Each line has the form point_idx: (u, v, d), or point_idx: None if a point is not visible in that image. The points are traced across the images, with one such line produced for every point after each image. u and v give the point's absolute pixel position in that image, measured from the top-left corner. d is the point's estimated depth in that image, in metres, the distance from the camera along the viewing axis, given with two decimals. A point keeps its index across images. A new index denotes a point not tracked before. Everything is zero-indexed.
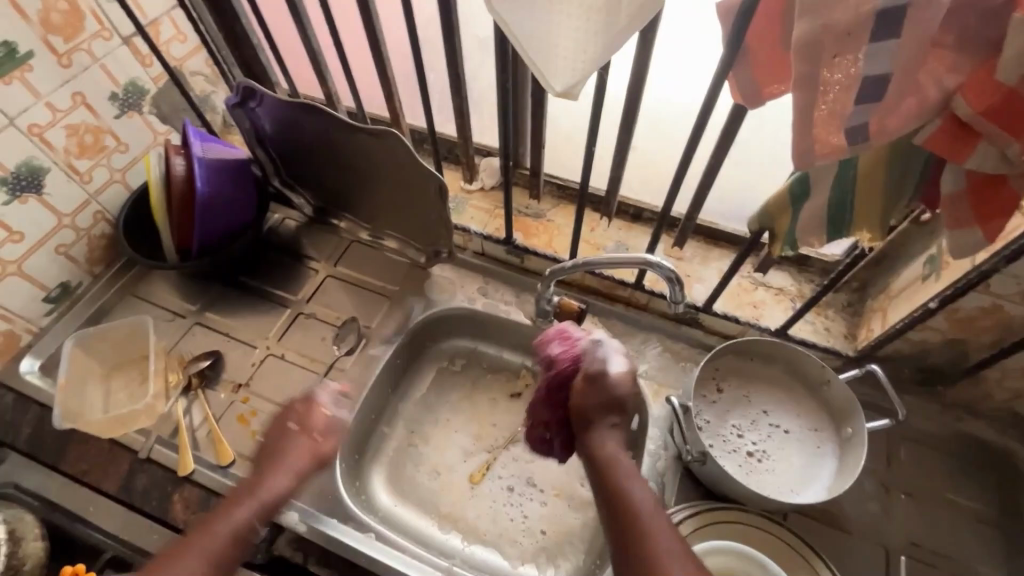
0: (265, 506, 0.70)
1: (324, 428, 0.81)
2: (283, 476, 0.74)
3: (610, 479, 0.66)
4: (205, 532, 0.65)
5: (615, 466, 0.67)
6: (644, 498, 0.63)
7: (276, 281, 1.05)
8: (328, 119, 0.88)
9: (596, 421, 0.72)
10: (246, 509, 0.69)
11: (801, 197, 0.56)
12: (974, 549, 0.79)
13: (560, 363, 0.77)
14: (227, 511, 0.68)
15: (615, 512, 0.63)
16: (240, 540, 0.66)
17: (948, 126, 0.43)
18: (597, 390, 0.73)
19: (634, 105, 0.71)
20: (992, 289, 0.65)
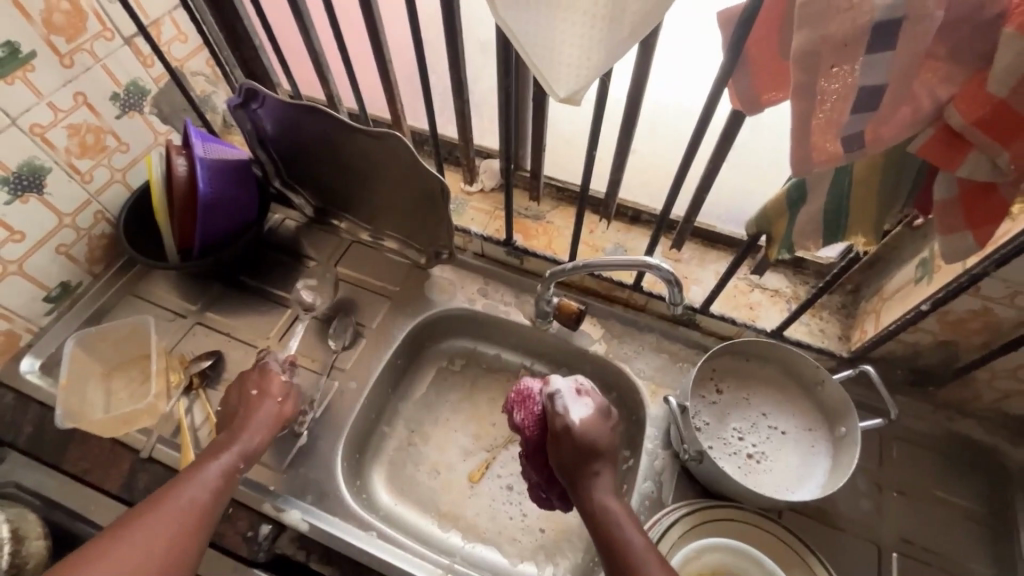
0: (245, 454, 0.77)
1: (282, 392, 0.85)
2: (253, 431, 0.79)
3: (604, 527, 0.66)
4: (193, 478, 0.71)
5: (607, 513, 0.67)
6: (640, 542, 0.64)
7: (277, 282, 1.06)
8: (330, 121, 0.89)
9: (577, 473, 0.72)
10: (223, 458, 0.75)
11: (797, 203, 0.58)
12: (964, 545, 0.81)
13: (526, 428, 0.81)
14: (205, 461, 0.74)
15: (613, 561, 0.64)
16: (223, 481, 0.73)
17: (941, 135, 0.44)
18: (568, 443, 0.73)
19: (634, 109, 0.72)
20: (982, 292, 0.67)
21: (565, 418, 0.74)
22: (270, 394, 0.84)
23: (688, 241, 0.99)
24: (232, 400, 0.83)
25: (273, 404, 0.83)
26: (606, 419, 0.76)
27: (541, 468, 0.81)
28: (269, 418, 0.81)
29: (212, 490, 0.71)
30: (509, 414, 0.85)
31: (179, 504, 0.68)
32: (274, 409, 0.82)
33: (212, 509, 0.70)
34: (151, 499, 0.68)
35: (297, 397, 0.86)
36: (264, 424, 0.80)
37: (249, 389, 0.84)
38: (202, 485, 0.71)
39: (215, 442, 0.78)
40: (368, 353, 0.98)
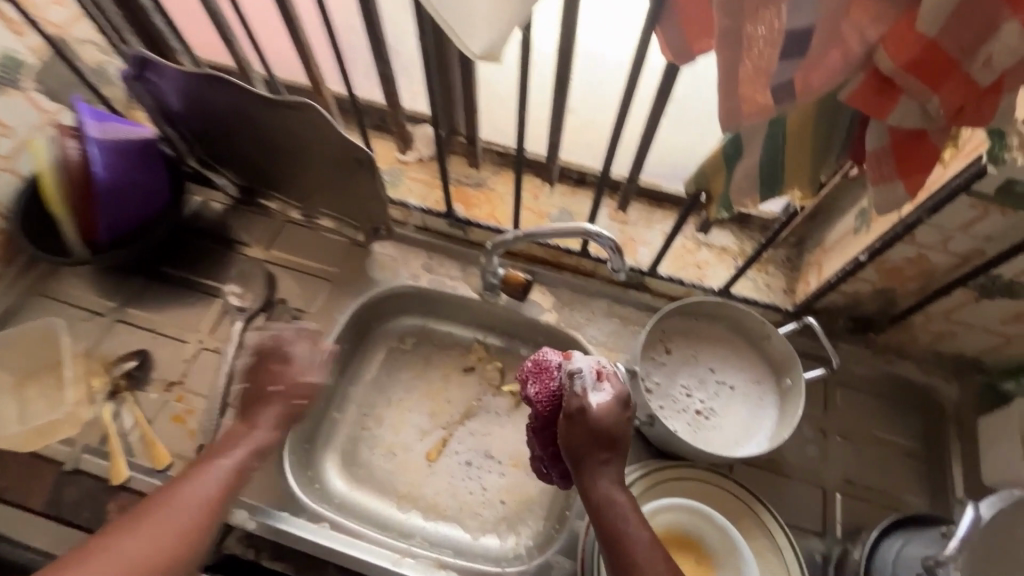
0: (259, 451, 0.70)
1: (307, 390, 0.76)
2: (263, 429, 0.71)
3: (607, 520, 0.61)
4: (190, 480, 0.64)
5: (611, 506, 0.61)
6: (645, 541, 0.59)
7: (202, 269, 0.98)
8: (240, 92, 0.81)
9: (583, 461, 0.64)
10: (227, 459, 0.67)
11: (735, 158, 0.56)
12: (903, 481, 0.84)
13: (538, 402, 0.71)
14: (205, 464, 0.66)
15: (613, 556, 0.60)
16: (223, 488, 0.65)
17: (872, 81, 0.41)
18: (582, 428, 0.64)
19: (565, 63, 0.67)
20: (917, 240, 0.67)
21: (583, 401, 0.65)
22: (286, 393, 0.74)
23: (635, 202, 0.96)
24: (255, 391, 0.74)
25: (290, 400, 0.74)
26: (627, 408, 0.66)
27: (546, 445, 0.73)
28: (280, 420, 0.73)
29: (211, 497, 0.64)
30: (523, 385, 0.75)
31: (178, 511, 0.61)
32: (286, 406, 0.74)
33: (211, 516, 0.63)
34: (147, 500, 0.62)
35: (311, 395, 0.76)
36: (275, 419, 0.72)
37: (270, 383, 0.75)
38: (201, 490, 0.64)
39: (224, 437, 0.71)
40: None
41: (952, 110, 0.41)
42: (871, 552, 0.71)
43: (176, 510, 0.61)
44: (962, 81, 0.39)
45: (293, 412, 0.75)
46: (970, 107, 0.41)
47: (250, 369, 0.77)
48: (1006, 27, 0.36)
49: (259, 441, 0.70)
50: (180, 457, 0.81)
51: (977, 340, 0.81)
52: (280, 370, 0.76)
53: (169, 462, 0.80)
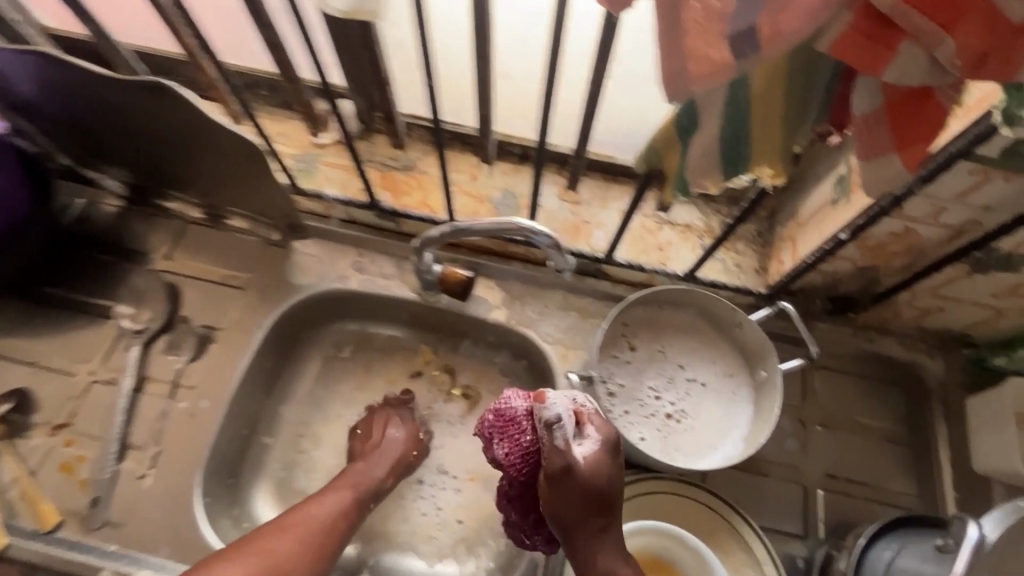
0: (376, 492, 0.75)
1: (413, 442, 0.82)
2: (381, 466, 0.77)
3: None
4: (309, 510, 0.69)
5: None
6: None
7: (90, 287, 0.83)
8: (90, 74, 0.66)
9: (575, 531, 0.54)
10: (343, 494, 0.72)
11: (689, 130, 0.45)
12: (889, 470, 0.78)
13: (512, 461, 0.59)
14: (324, 495, 0.71)
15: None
16: (337, 522, 0.69)
17: (860, 23, 0.30)
18: (569, 494, 0.53)
19: (480, 22, 0.54)
20: (906, 212, 0.57)
21: (568, 460, 0.53)
22: (402, 439, 0.81)
23: (586, 178, 0.85)
24: (370, 440, 0.81)
25: (403, 447, 0.80)
26: (618, 454, 0.56)
27: (525, 508, 0.62)
28: (394, 467, 0.78)
29: (332, 526, 0.69)
30: (486, 443, 0.62)
31: (302, 533, 0.66)
32: (399, 454, 0.79)
33: (326, 548, 0.67)
34: (273, 522, 0.67)
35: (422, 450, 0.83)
36: (392, 463, 0.78)
37: (388, 427, 0.82)
38: (322, 517, 0.69)
39: (344, 471, 0.76)
40: (220, 361, 0.80)
41: (971, 59, 0.29)
42: (857, 562, 0.63)
43: (310, 526, 0.67)
44: (981, 15, 0.28)
45: (407, 462, 0.80)
46: (995, 56, 0.29)
47: (366, 417, 0.85)
48: None
49: (378, 481, 0.76)
50: (72, 513, 0.70)
51: (966, 314, 0.73)
52: (392, 416, 0.83)
53: (58, 522, 0.69)
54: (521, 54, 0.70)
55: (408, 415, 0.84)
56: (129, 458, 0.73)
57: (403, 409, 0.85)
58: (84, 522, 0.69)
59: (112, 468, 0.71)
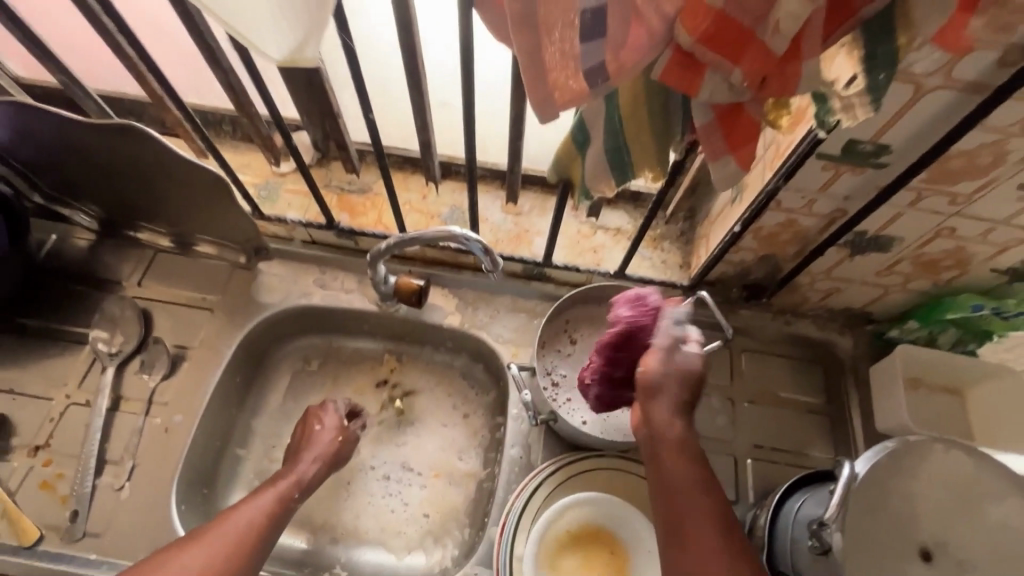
0: (301, 483, 0.77)
1: (341, 433, 0.84)
2: (310, 460, 0.79)
3: (671, 476, 0.55)
4: (231, 514, 0.69)
5: (682, 471, 0.55)
6: (722, 542, 0.51)
7: (65, 316, 0.88)
8: (61, 118, 0.73)
9: (659, 401, 0.59)
10: (267, 494, 0.73)
11: (584, 145, 0.54)
12: (810, 437, 0.86)
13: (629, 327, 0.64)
14: (247, 500, 0.72)
15: (681, 540, 0.52)
16: (265, 519, 0.71)
17: (678, 58, 0.39)
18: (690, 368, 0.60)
19: (411, 62, 0.63)
20: (783, 205, 0.68)
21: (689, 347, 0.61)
22: (325, 433, 0.83)
23: (526, 192, 0.94)
24: (296, 441, 0.83)
25: (327, 439, 0.82)
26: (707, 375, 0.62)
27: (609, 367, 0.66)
28: (325, 458, 0.81)
29: (265, 518, 0.71)
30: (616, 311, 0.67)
31: (230, 532, 0.67)
32: (328, 446, 0.81)
33: (255, 544, 0.68)
34: (192, 534, 0.67)
35: (352, 439, 0.84)
36: (319, 456, 0.80)
37: (314, 425, 0.83)
38: (253, 512, 0.70)
39: (273, 473, 0.78)
40: (192, 378, 0.85)
41: (758, 81, 0.39)
42: (774, 516, 0.72)
43: (228, 535, 0.67)
44: (760, 50, 0.37)
45: (343, 458, 0.83)
46: (774, 78, 0.39)
47: (298, 421, 0.86)
48: None
49: (301, 473, 0.77)
50: (53, 527, 0.74)
51: (860, 293, 0.83)
52: (319, 415, 0.85)
53: (38, 536, 0.73)
54: (456, 85, 0.79)
55: (335, 410, 0.86)
56: (107, 473, 0.77)
57: (334, 407, 0.87)
58: (65, 534, 0.74)
59: (90, 482, 0.76)
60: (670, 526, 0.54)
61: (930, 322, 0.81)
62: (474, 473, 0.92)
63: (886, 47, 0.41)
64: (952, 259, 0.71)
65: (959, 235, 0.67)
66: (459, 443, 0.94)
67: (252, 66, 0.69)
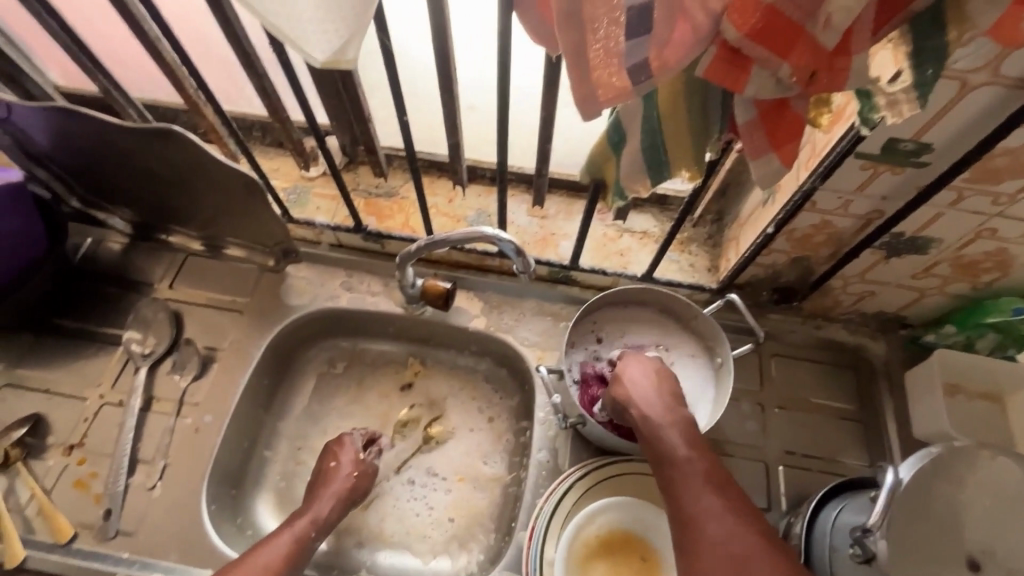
0: (318, 522, 0.75)
1: (359, 467, 0.82)
2: (328, 498, 0.77)
3: (665, 464, 0.59)
4: (253, 555, 0.69)
5: (674, 454, 0.59)
6: (717, 505, 0.54)
7: (99, 318, 0.90)
8: (102, 124, 0.74)
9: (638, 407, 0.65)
10: (286, 535, 0.72)
11: (618, 145, 0.53)
12: (844, 444, 0.84)
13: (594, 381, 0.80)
14: (268, 541, 0.71)
15: (683, 517, 0.54)
16: (284, 562, 0.70)
17: (724, 54, 0.39)
18: (640, 376, 0.67)
19: (445, 66, 0.64)
20: (818, 205, 0.67)
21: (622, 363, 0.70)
22: (342, 469, 0.81)
23: (552, 196, 0.94)
24: (313, 478, 0.82)
25: (346, 476, 0.80)
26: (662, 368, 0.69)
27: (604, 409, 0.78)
28: (346, 492, 0.79)
29: (283, 561, 0.70)
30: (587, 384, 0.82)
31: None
32: (348, 482, 0.79)
33: None
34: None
35: (370, 473, 0.82)
36: (337, 494, 0.78)
37: (336, 465, 0.81)
38: (272, 554, 0.69)
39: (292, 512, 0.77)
40: (222, 379, 0.86)
41: (805, 75, 0.39)
42: (810, 525, 0.70)
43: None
44: (809, 44, 0.37)
45: (365, 491, 0.81)
46: (823, 72, 0.39)
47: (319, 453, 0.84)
48: None
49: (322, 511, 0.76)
50: (87, 526, 0.75)
51: (895, 297, 0.81)
52: (338, 452, 0.83)
53: (72, 534, 0.74)
54: (485, 89, 0.79)
55: (354, 447, 0.84)
56: (139, 472, 0.78)
57: (351, 440, 0.85)
58: (99, 533, 0.74)
59: (123, 482, 0.77)
60: (673, 507, 0.56)
61: (969, 326, 0.79)
62: (499, 477, 0.91)
63: (935, 42, 0.40)
64: (992, 261, 0.69)
65: (1000, 236, 0.65)
66: (484, 448, 0.94)
67: (288, 73, 0.71)
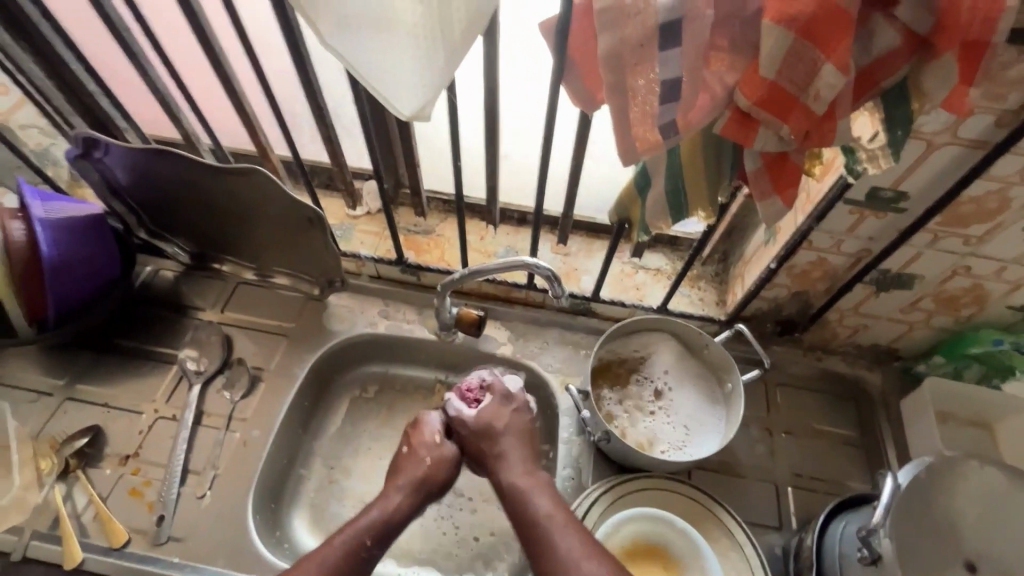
0: (390, 515, 0.73)
1: (437, 455, 0.81)
2: (395, 492, 0.76)
3: (519, 509, 0.71)
4: (318, 550, 0.68)
5: (527, 504, 0.71)
6: (575, 549, 0.65)
7: (155, 339, 0.97)
8: (187, 163, 0.84)
9: (495, 456, 0.78)
10: (350, 533, 0.71)
11: (645, 188, 0.64)
12: (848, 468, 0.90)
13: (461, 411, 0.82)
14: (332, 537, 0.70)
15: (538, 549, 0.67)
16: (350, 560, 0.69)
17: (736, 116, 0.50)
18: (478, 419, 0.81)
19: (493, 123, 0.75)
20: (814, 244, 0.77)
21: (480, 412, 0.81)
22: (419, 455, 0.80)
23: (574, 235, 1.04)
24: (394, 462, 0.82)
25: (420, 466, 0.79)
26: (507, 402, 0.82)
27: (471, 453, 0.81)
28: (413, 488, 0.77)
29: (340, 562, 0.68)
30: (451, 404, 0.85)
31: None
32: (418, 476, 0.78)
33: None
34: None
35: (451, 464, 0.81)
36: (407, 486, 0.77)
37: (417, 457, 0.80)
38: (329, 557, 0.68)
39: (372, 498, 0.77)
40: (268, 397, 0.92)
41: (800, 134, 0.49)
42: (819, 538, 0.76)
43: None
44: (803, 111, 0.48)
45: (446, 478, 0.80)
46: (815, 132, 0.49)
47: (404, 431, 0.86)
48: (825, 67, 0.45)
49: (389, 512, 0.74)
50: (139, 531, 0.80)
51: (888, 330, 0.90)
52: (418, 437, 0.82)
53: (126, 539, 0.79)
54: (521, 142, 0.91)
55: (431, 431, 0.83)
56: (190, 482, 0.84)
57: (430, 423, 0.84)
58: (151, 538, 0.80)
59: (175, 490, 0.82)
60: (524, 539, 0.69)
61: (955, 357, 0.87)
62: None
63: (902, 111, 0.51)
64: (970, 296, 0.79)
65: (974, 273, 0.75)
66: None
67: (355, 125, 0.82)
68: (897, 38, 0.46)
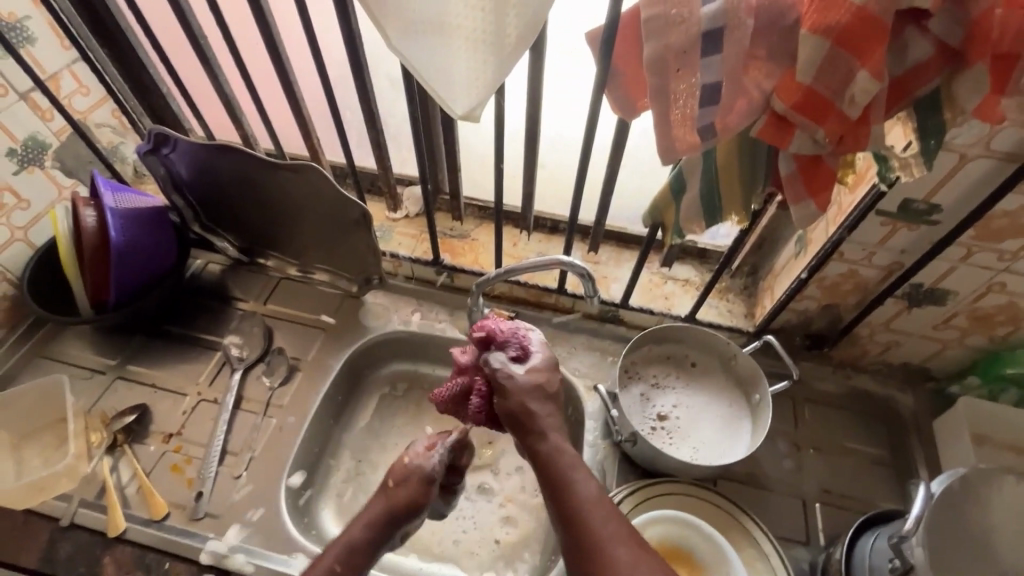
0: (352, 547, 0.65)
1: (398, 476, 0.70)
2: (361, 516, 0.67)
3: (557, 483, 0.60)
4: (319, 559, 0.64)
5: (565, 475, 0.61)
6: (620, 536, 0.55)
7: (202, 326, 1.02)
8: (246, 157, 0.90)
9: (535, 419, 0.65)
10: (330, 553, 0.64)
11: (679, 193, 0.66)
12: (878, 487, 0.88)
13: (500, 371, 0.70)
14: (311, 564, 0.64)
15: (576, 526, 0.57)
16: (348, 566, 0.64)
17: (773, 121, 0.53)
18: (522, 382, 0.67)
19: (534, 132, 0.79)
20: (845, 256, 0.78)
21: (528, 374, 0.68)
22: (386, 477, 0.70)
23: (605, 245, 1.07)
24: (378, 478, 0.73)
25: (382, 493, 0.68)
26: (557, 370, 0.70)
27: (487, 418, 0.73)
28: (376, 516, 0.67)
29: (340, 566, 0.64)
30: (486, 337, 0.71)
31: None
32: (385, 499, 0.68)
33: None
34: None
35: (416, 483, 0.69)
36: (373, 511, 0.67)
37: (382, 484, 0.70)
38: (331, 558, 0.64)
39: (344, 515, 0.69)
40: (305, 387, 0.96)
41: (835, 139, 0.52)
42: (848, 552, 0.74)
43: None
44: (839, 117, 0.50)
45: (418, 498, 0.68)
46: (849, 137, 0.52)
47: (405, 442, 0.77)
48: (861, 75, 0.48)
49: (350, 537, 0.65)
50: (178, 506, 0.84)
51: (919, 348, 0.89)
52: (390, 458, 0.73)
53: (166, 512, 0.82)
54: (557, 152, 0.96)
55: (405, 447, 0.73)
56: (227, 462, 0.88)
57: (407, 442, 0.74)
58: (189, 513, 0.83)
59: (213, 469, 0.86)
60: (559, 512, 0.59)
61: (990, 378, 0.86)
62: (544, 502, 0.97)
63: (935, 121, 0.53)
64: (1006, 314, 0.78)
65: (1009, 290, 0.75)
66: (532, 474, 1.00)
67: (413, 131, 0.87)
68: (930, 50, 0.48)
